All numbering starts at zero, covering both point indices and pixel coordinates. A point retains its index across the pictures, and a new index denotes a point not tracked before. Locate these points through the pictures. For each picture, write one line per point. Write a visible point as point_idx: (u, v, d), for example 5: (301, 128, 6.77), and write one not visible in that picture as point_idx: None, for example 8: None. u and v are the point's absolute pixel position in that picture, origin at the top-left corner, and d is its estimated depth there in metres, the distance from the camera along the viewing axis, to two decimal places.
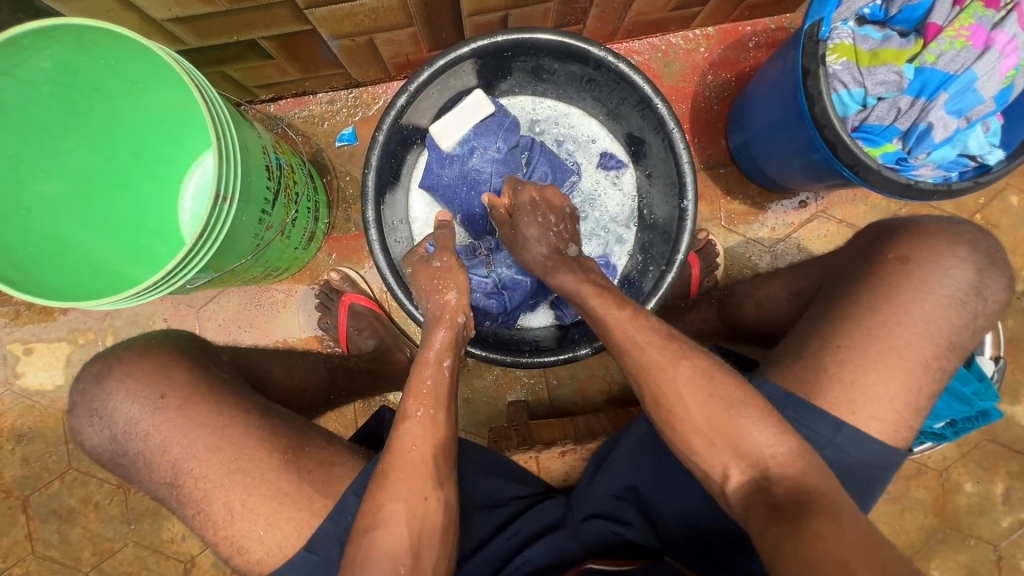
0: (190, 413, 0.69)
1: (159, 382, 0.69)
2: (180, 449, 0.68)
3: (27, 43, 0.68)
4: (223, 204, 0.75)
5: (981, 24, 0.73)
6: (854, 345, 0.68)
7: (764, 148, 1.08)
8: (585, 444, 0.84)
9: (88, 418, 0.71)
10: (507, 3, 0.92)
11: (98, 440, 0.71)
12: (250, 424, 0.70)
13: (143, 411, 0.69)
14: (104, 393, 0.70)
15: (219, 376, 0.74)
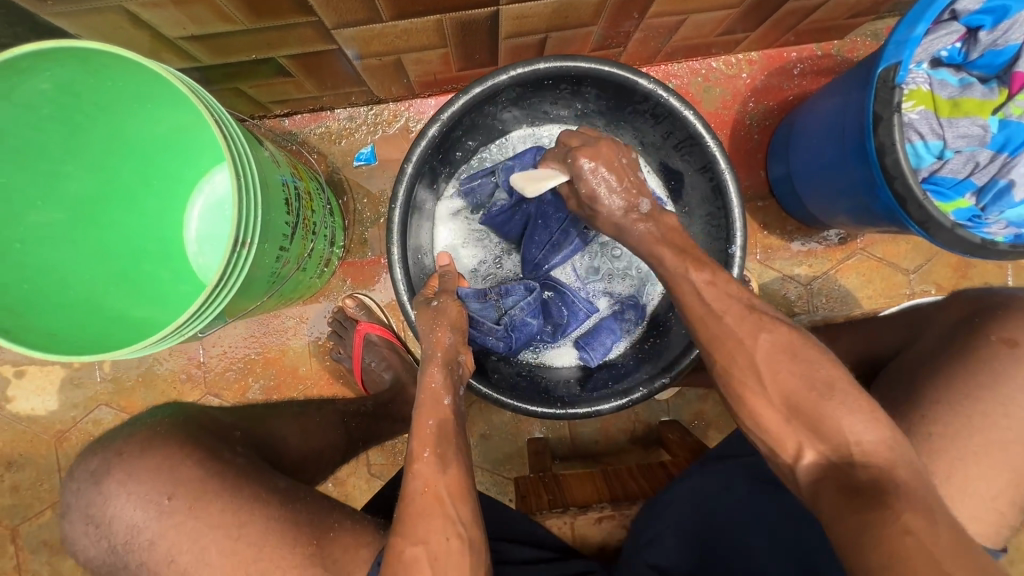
0: (201, 511, 0.59)
1: (165, 478, 0.60)
2: (190, 557, 0.58)
3: (26, 66, 0.61)
4: (242, 246, 0.68)
5: None
6: (952, 436, 0.54)
7: (808, 185, 1.01)
8: (624, 509, 0.78)
9: (83, 525, 0.61)
10: (549, 27, 0.85)
11: (95, 551, 0.61)
12: (265, 519, 0.60)
13: (147, 518, 0.59)
14: (103, 496, 0.60)
15: (232, 458, 0.64)
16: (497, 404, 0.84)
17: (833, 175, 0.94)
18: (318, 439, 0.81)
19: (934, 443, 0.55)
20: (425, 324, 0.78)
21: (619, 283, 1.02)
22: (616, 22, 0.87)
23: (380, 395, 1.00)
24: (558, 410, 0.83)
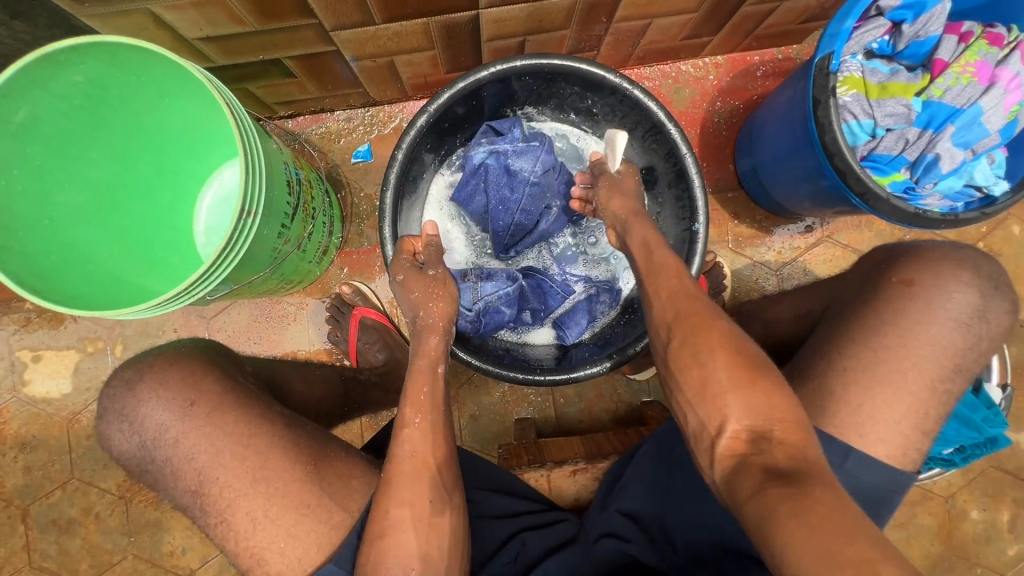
0: (218, 421, 0.67)
1: (189, 390, 0.68)
2: (207, 457, 0.66)
3: (62, 59, 0.70)
4: (247, 218, 0.76)
5: (986, 61, 0.76)
6: (862, 368, 0.65)
7: (771, 174, 1.09)
8: (596, 463, 0.85)
9: (117, 422, 0.68)
10: (526, 30, 0.95)
11: (126, 445, 0.68)
12: (275, 433, 0.68)
13: (173, 419, 0.67)
14: (135, 398, 0.67)
15: (246, 386, 0.72)
16: (477, 369, 0.91)
17: (791, 163, 1.02)
18: (322, 388, 0.94)
19: (848, 374, 0.66)
20: (422, 290, 0.82)
21: (596, 268, 1.09)
22: (587, 26, 0.97)
23: (376, 367, 1.10)
24: (536, 376, 0.90)
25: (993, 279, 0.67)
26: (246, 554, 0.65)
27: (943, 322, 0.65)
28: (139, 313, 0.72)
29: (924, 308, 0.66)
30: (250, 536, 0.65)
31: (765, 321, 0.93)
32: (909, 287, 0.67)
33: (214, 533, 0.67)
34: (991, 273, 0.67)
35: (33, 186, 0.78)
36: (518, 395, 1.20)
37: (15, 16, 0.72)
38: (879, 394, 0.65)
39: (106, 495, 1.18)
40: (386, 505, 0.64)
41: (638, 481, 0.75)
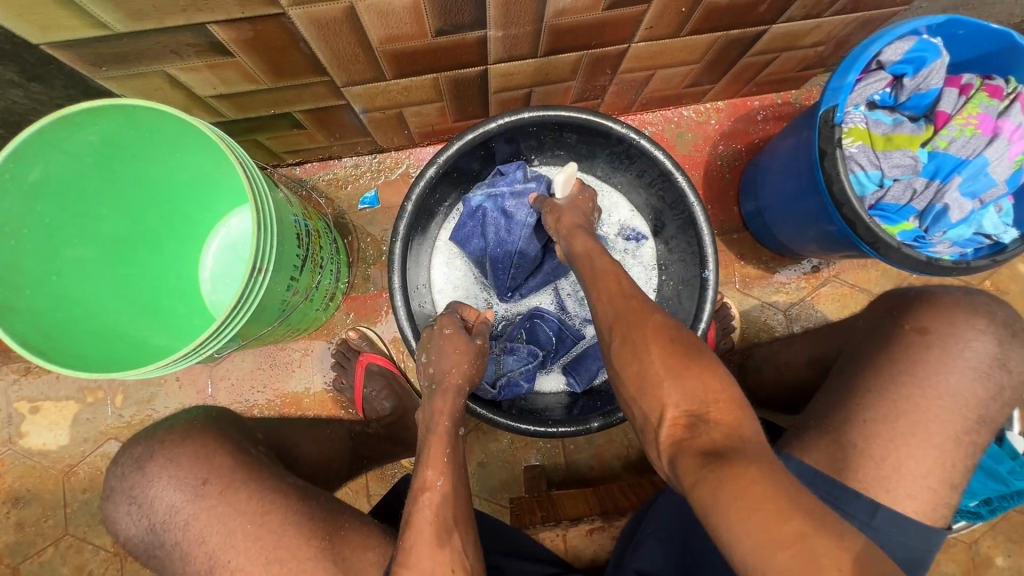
0: (230, 499, 0.65)
1: (199, 467, 0.66)
2: (218, 540, 0.64)
3: (78, 120, 0.70)
4: (258, 274, 0.75)
5: (988, 113, 0.77)
6: (883, 420, 0.64)
7: (777, 217, 1.10)
8: (612, 519, 0.82)
9: (126, 505, 0.67)
10: (532, 82, 0.97)
11: (135, 530, 0.67)
12: (289, 509, 0.66)
13: (183, 500, 0.66)
14: (144, 478, 0.66)
15: (258, 462, 0.70)
16: (487, 422, 0.89)
17: (798, 207, 1.02)
18: (326, 454, 0.93)
19: (870, 427, 0.64)
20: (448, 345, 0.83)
21: None
22: (592, 77, 0.99)
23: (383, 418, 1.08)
24: (549, 428, 0.88)
25: (1009, 326, 0.67)
26: None
27: (965, 372, 0.64)
28: (147, 373, 0.70)
29: (944, 360, 0.65)
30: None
31: (777, 364, 0.93)
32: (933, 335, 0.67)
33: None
34: (1006, 320, 0.67)
35: (43, 244, 0.78)
36: (527, 442, 1.17)
37: (32, 79, 0.73)
38: (909, 449, 0.63)
39: (100, 552, 1.13)
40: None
41: (655, 539, 0.73)
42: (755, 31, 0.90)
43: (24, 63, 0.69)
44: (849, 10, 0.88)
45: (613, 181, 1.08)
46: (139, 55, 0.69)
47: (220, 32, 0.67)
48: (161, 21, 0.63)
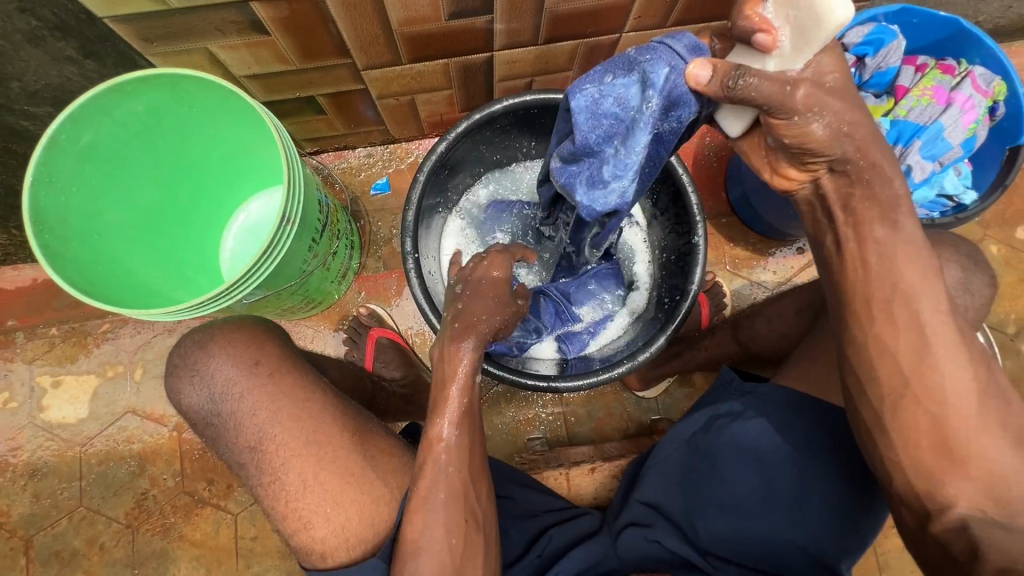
0: (280, 380, 0.77)
1: (255, 351, 0.79)
2: (268, 414, 0.75)
3: (129, 89, 0.79)
4: (286, 228, 0.82)
5: (941, 86, 0.87)
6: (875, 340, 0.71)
7: (761, 199, 1.17)
8: (612, 462, 0.98)
9: (189, 378, 0.79)
10: (533, 71, 1.07)
11: (196, 399, 0.78)
12: (328, 400, 0.78)
13: (239, 376, 0.77)
14: (208, 354, 0.78)
15: (302, 361, 0.82)
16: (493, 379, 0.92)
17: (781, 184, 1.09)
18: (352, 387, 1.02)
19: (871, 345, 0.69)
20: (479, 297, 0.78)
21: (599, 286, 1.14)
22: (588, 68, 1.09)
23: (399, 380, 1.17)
24: (552, 382, 0.92)
25: (971, 257, 0.76)
26: (293, 516, 0.72)
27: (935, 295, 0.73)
28: (180, 311, 0.76)
29: None
30: (297, 498, 0.72)
31: (768, 319, 0.99)
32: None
33: (264, 493, 0.74)
34: (969, 252, 0.76)
35: (89, 204, 0.85)
36: (529, 416, 1.21)
37: (89, 56, 0.82)
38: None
39: (113, 524, 1.16)
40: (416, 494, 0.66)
41: (657, 474, 0.82)
42: None
43: (85, 39, 0.78)
44: None
45: None
46: (187, 32, 0.78)
47: (262, 11, 0.76)
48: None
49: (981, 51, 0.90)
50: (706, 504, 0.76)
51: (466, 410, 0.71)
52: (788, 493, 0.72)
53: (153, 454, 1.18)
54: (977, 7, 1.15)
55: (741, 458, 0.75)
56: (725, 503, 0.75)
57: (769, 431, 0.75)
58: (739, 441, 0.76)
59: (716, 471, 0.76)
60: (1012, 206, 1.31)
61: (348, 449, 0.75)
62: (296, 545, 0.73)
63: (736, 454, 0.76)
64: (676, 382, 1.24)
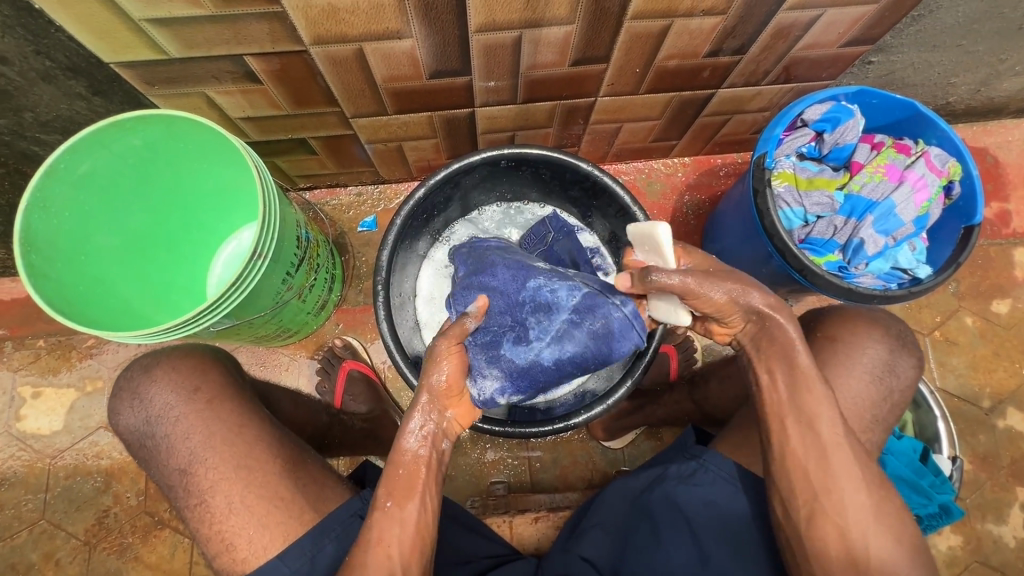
0: (216, 407, 0.81)
1: (197, 378, 0.82)
2: (200, 438, 0.78)
3: (128, 125, 0.85)
4: (257, 261, 0.86)
5: (894, 164, 0.94)
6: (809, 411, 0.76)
7: (733, 257, 1.18)
8: (556, 512, 1.03)
9: (129, 401, 0.82)
10: (515, 126, 1.13)
11: (133, 420, 0.81)
12: (262, 428, 0.81)
13: (178, 400, 0.81)
14: (150, 378, 0.82)
15: (244, 392, 0.86)
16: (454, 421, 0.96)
17: (745, 247, 1.11)
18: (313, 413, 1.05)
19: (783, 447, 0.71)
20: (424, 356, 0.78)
21: None
22: (567, 126, 1.15)
23: (362, 414, 1.20)
24: (507, 427, 0.95)
25: (900, 339, 0.82)
26: (217, 538, 0.75)
27: (865, 376, 0.79)
28: (147, 336, 0.80)
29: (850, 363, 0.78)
30: (222, 520, 0.75)
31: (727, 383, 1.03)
32: (832, 341, 0.82)
33: (191, 515, 0.77)
34: (899, 334, 0.82)
35: (77, 228, 0.90)
36: (495, 460, 1.21)
37: (97, 94, 0.89)
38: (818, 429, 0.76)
39: (71, 540, 1.16)
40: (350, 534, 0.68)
41: (598, 528, 0.86)
42: (704, 94, 1.06)
43: (94, 79, 0.85)
44: (783, 80, 1.04)
45: (570, 210, 1.19)
46: (186, 77, 0.85)
47: (254, 63, 0.83)
48: (209, 50, 0.79)
49: (936, 133, 0.94)
50: (640, 564, 0.79)
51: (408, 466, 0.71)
52: (716, 557, 0.76)
53: (120, 472, 1.19)
54: (946, 89, 1.20)
55: (676, 520, 0.80)
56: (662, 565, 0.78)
57: (708, 498, 0.80)
58: (676, 504, 0.81)
59: (656, 534, 0.80)
60: (987, 279, 1.32)
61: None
62: (219, 566, 0.76)
63: (673, 515, 0.81)
64: (643, 434, 1.24)
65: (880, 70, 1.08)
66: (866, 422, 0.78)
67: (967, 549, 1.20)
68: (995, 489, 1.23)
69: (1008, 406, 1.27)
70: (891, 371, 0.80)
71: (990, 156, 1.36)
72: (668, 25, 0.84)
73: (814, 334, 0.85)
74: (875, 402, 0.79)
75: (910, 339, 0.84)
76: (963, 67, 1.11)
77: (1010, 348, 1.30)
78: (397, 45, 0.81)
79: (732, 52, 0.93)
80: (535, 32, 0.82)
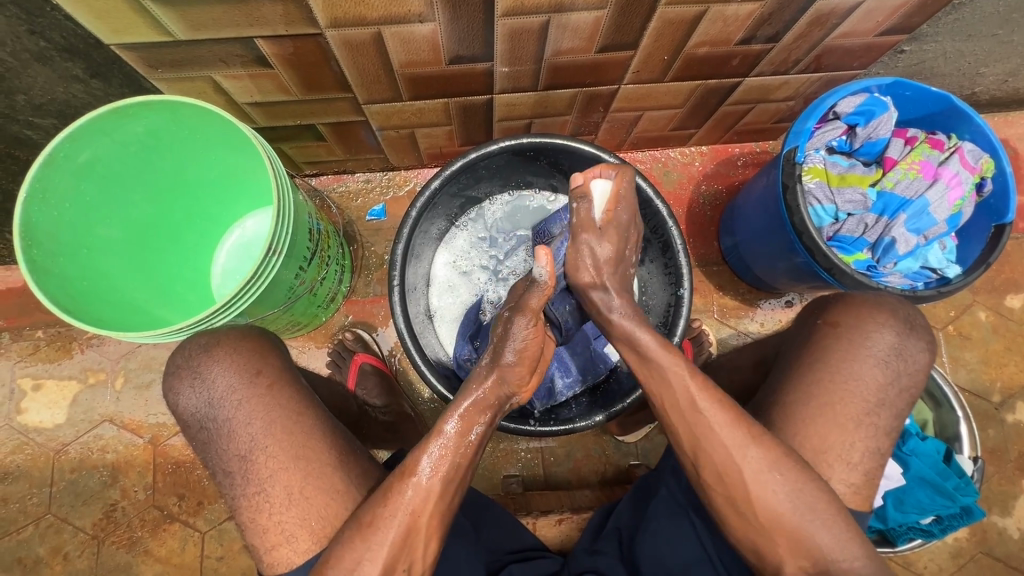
0: (277, 393, 0.77)
1: (258, 360, 0.78)
2: (261, 424, 0.75)
3: (131, 111, 0.80)
4: (272, 257, 0.82)
5: (929, 161, 0.93)
6: (831, 410, 0.73)
7: (751, 252, 1.15)
8: (578, 513, 1.06)
9: (189, 381, 0.77)
10: (533, 114, 1.09)
11: (193, 402, 0.77)
12: (318, 418, 0.78)
13: (238, 384, 0.77)
14: (210, 358, 0.77)
15: (301, 379, 0.82)
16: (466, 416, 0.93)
17: (764, 241, 1.08)
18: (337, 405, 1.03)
19: None
20: None
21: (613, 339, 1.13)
22: (586, 114, 1.11)
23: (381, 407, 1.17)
24: (523, 426, 0.92)
25: (908, 322, 0.78)
26: (276, 528, 0.72)
27: (903, 377, 0.75)
28: (157, 335, 0.76)
29: (883, 360, 0.75)
30: (281, 511, 0.72)
31: (729, 372, 1.01)
32: (834, 328, 0.78)
33: (246, 505, 0.73)
34: (905, 317, 0.78)
35: (79, 218, 0.85)
36: (508, 453, 1.20)
37: (94, 76, 0.83)
38: (818, 435, 0.73)
39: (79, 534, 1.15)
40: (363, 539, 0.65)
41: (615, 531, 0.87)
42: (730, 82, 1.02)
43: (92, 61, 0.80)
44: (812, 69, 1.00)
45: None
46: (192, 61, 0.80)
47: (265, 47, 0.78)
48: (218, 31, 0.74)
49: (971, 127, 0.92)
50: (649, 558, 0.78)
51: (427, 453, 0.68)
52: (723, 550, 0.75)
53: (126, 466, 1.17)
54: (973, 79, 1.17)
55: (682, 514, 0.79)
56: (673, 558, 0.77)
57: None
58: (681, 498, 0.80)
59: (664, 530, 0.79)
60: (1002, 274, 1.31)
61: (338, 478, 0.74)
62: (270, 561, 0.72)
63: (679, 510, 0.79)
64: (657, 428, 1.23)
65: (911, 60, 1.05)
66: (873, 407, 0.74)
67: (973, 540, 1.22)
68: (1001, 482, 1.24)
69: (1018, 401, 1.28)
70: (901, 356, 0.76)
71: (1010, 148, 1.34)
72: (703, 11, 0.80)
73: (818, 322, 0.80)
74: (883, 388, 0.75)
75: (919, 322, 0.79)
76: (995, 57, 1.08)
77: (1022, 343, 1.30)
78: (417, 29, 0.77)
79: (765, 40, 0.89)
80: (563, 17, 0.78)
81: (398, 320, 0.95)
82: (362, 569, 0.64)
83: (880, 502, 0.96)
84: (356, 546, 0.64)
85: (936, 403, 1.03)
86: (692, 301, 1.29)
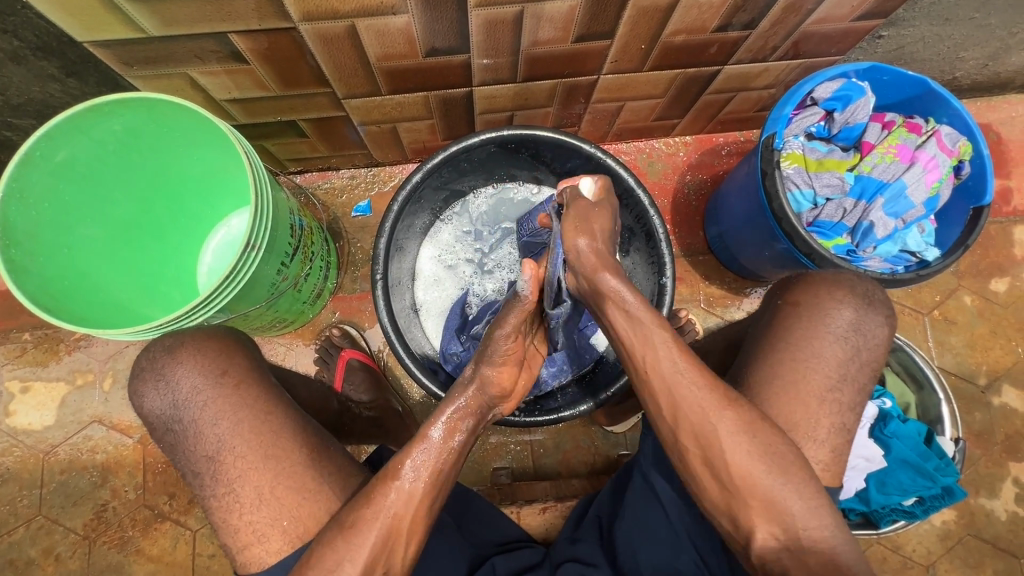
0: (244, 392, 0.77)
1: (223, 361, 0.79)
2: (228, 424, 0.75)
3: (106, 110, 0.80)
4: (251, 253, 0.82)
5: (906, 144, 0.93)
6: (809, 394, 0.74)
7: (735, 240, 1.15)
8: (564, 502, 1.06)
9: (154, 383, 0.78)
10: (514, 106, 1.09)
11: (159, 404, 0.77)
12: (288, 416, 0.78)
13: (204, 385, 0.77)
14: (175, 360, 0.78)
15: (270, 377, 0.83)
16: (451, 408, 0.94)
17: (746, 228, 1.09)
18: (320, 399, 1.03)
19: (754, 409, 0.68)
20: None
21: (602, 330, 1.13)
22: (567, 105, 1.11)
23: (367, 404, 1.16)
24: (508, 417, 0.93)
25: (866, 297, 0.78)
26: (247, 528, 0.72)
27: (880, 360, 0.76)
28: (138, 331, 0.77)
29: (857, 342, 0.76)
30: (252, 510, 0.72)
31: None
32: (795, 306, 0.79)
33: (218, 505, 0.74)
34: (864, 292, 0.78)
35: (59, 217, 0.86)
36: (497, 446, 1.21)
37: (70, 75, 0.83)
38: (797, 420, 0.73)
39: (70, 535, 1.15)
40: (342, 531, 0.65)
41: (597, 520, 0.88)
42: (710, 70, 1.03)
43: (67, 60, 0.80)
44: (791, 56, 1.00)
45: None
46: (167, 57, 0.80)
47: (240, 42, 0.78)
48: (191, 27, 0.74)
49: (947, 111, 0.92)
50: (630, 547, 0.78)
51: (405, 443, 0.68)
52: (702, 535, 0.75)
53: (116, 466, 1.17)
54: (953, 64, 1.17)
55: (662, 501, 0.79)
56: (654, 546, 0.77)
57: None
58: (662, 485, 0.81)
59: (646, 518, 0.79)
60: (987, 258, 1.31)
61: (309, 476, 0.74)
62: (243, 561, 0.72)
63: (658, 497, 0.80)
64: None
65: (889, 45, 1.05)
66: (850, 392, 0.74)
67: (961, 523, 1.23)
68: (988, 464, 1.25)
69: (1004, 384, 1.28)
70: (860, 331, 0.76)
71: (993, 132, 1.35)
72: None
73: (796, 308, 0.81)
74: (860, 373, 0.75)
75: (879, 297, 0.79)
76: (973, 41, 1.08)
77: (1007, 326, 1.30)
78: (391, 21, 0.77)
79: (742, 26, 0.90)
80: (537, 6, 0.78)
81: (382, 314, 0.95)
82: (339, 563, 0.64)
83: (863, 485, 0.96)
84: (336, 538, 0.65)
85: (917, 385, 1.03)
86: (679, 291, 1.29)
